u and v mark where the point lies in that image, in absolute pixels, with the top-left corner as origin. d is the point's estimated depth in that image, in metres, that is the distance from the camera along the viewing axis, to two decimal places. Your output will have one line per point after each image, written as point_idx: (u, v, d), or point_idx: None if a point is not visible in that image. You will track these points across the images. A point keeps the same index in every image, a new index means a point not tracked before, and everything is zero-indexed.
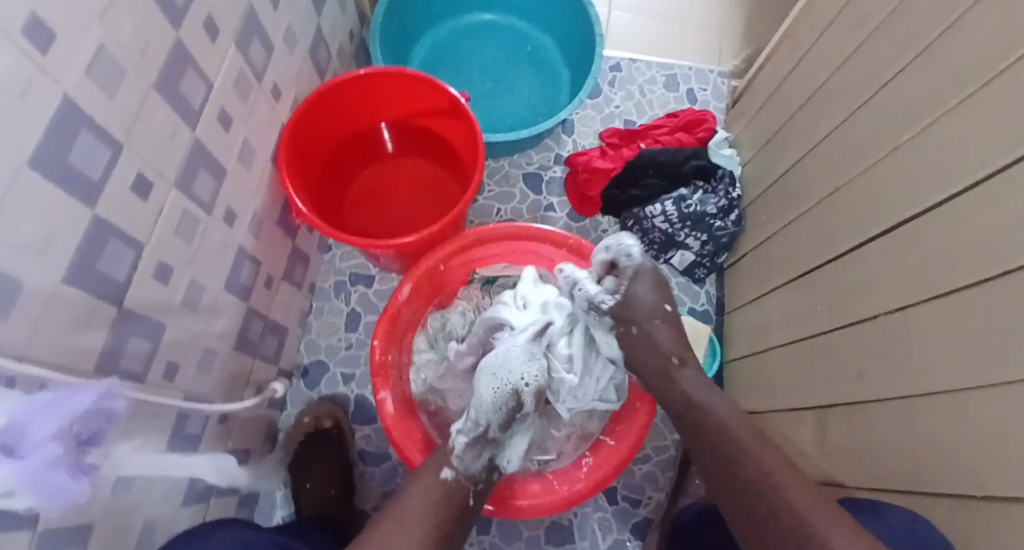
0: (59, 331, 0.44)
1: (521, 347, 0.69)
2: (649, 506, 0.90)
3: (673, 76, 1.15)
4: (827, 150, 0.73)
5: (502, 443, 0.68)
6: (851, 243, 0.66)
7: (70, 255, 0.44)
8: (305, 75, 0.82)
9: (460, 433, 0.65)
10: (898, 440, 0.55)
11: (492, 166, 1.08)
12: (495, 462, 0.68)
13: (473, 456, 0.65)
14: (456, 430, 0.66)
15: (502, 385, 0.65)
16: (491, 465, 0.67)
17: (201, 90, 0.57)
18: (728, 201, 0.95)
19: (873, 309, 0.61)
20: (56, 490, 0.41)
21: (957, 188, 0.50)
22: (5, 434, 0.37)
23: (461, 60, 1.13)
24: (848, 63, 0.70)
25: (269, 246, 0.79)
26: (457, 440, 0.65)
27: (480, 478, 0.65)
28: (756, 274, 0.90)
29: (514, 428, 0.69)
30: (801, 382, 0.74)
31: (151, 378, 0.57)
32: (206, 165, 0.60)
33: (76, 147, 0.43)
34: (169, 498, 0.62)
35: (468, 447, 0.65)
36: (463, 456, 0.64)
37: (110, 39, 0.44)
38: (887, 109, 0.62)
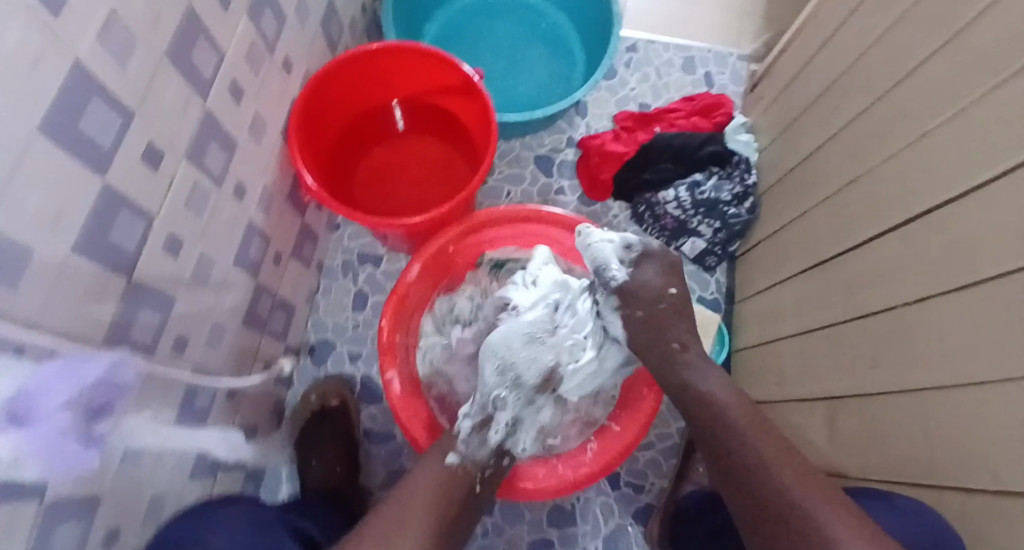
0: (71, 302, 0.43)
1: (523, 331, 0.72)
2: (652, 492, 0.90)
3: (690, 59, 1.13)
4: (851, 138, 0.71)
5: (511, 427, 0.70)
6: (871, 233, 0.65)
7: (81, 225, 0.43)
8: (317, 48, 0.80)
9: (466, 418, 0.68)
10: (911, 432, 0.55)
11: (503, 148, 1.07)
12: (507, 446, 0.70)
13: (478, 441, 0.66)
14: (463, 415, 0.69)
15: (506, 369, 0.70)
16: (502, 449, 0.69)
17: (212, 61, 0.56)
18: (743, 188, 0.94)
19: (891, 302, 0.60)
20: (63, 458, 0.41)
21: (985, 177, 0.49)
22: (18, 404, 0.37)
23: (474, 38, 1.11)
24: (875, 45, 0.68)
25: (279, 222, 0.78)
26: (460, 426, 0.67)
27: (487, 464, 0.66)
28: (770, 262, 0.89)
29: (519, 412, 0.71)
30: (813, 372, 0.73)
31: (161, 351, 0.56)
32: (216, 139, 0.59)
33: (87, 116, 0.42)
34: (178, 471, 0.62)
35: (472, 427, 0.67)
36: (468, 442, 0.66)
37: (122, 3, 0.43)
38: (914, 95, 0.60)
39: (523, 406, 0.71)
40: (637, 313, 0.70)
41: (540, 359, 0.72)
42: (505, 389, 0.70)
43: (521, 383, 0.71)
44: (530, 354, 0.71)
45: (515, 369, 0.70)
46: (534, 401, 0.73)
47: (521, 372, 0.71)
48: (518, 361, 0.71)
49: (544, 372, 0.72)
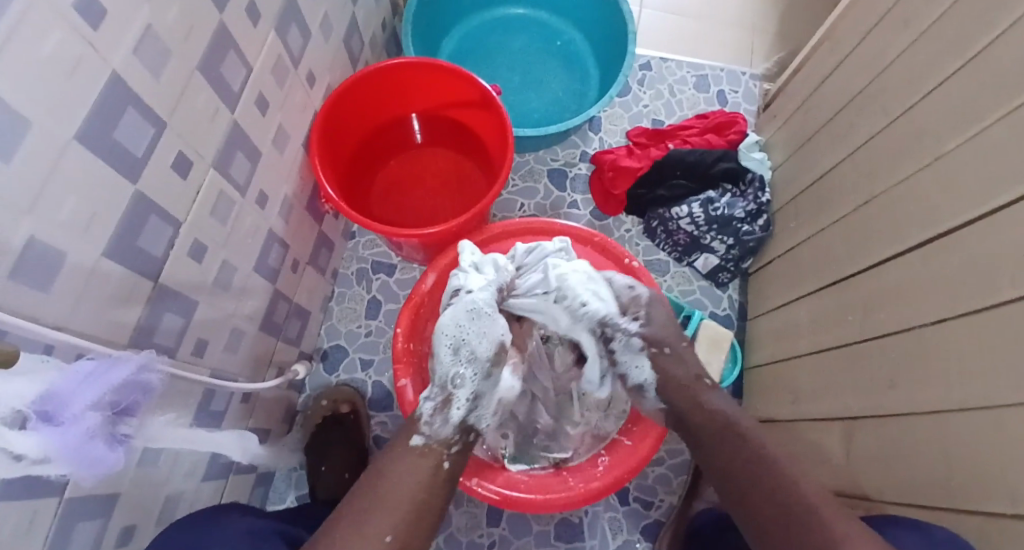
0: (99, 304, 0.45)
1: (468, 306, 0.68)
2: (661, 508, 0.90)
3: (703, 77, 1.14)
4: (866, 159, 0.71)
5: (472, 404, 0.65)
6: (886, 254, 0.65)
7: (111, 230, 0.45)
8: (339, 62, 0.83)
9: (428, 400, 0.65)
10: (929, 456, 0.54)
11: (518, 161, 1.08)
12: (471, 422, 0.66)
13: (443, 418, 0.63)
14: (425, 397, 0.65)
15: (459, 346, 0.66)
16: (466, 425, 0.65)
17: (240, 74, 0.58)
18: (757, 206, 0.94)
19: (907, 324, 0.60)
20: (89, 457, 0.42)
21: (1003, 201, 0.49)
22: (45, 402, 0.38)
23: (491, 53, 1.13)
24: (890, 69, 0.69)
25: (298, 230, 0.80)
26: (424, 408, 0.64)
27: (455, 440, 0.63)
28: (785, 280, 0.89)
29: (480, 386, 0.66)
30: (828, 391, 0.73)
31: (181, 353, 0.58)
32: (242, 149, 0.61)
33: (122, 125, 0.44)
34: (192, 473, 0.64)
35: (435, 405, 0.64)
36: (431, 423, 0.63)
37: (157, 19, 0.45)
38: (930, 117, 0.60)
39: (479, 378, 0.65)
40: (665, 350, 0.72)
41: (490, 331, 0.67)
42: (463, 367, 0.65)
43: (474, 355, 0.66)
44: (487, 329, 0.67)
45: (468, 345, 0.66)
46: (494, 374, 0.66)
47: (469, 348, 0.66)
48: (469, 337, 0.66)
49: (497, 344, 0.67)
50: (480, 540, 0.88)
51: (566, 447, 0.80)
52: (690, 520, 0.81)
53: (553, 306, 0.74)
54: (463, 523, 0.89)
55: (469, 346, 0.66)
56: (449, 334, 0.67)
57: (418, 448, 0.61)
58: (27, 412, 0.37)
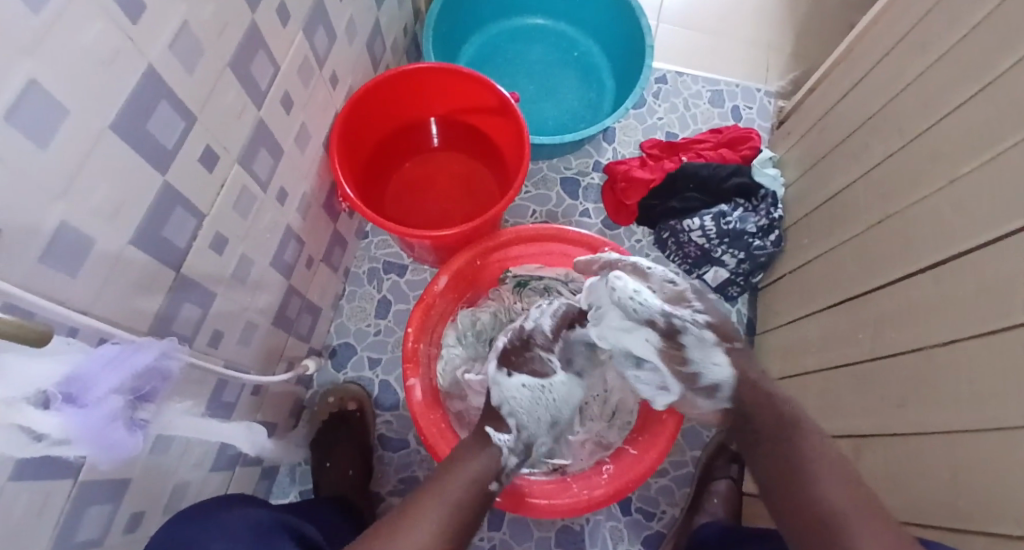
0: (122, 290, 0.46)
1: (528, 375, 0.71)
2: (663, 520, 0.90)
3: (718, 92, 1.15)
4: (880, 179, 0.72)
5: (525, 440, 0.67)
6: (897, 274, 0.65)
7: (138, 219, 0.46)
8: (362, 64, 0.84)
9: (505, 441, 0.64)
10: (937, 477, 0.54)
11: (532, 168, 1.09)
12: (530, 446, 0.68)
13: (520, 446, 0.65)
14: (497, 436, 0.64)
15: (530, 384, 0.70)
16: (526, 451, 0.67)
17: (268, 73, 0.59)
18: (769, 221, 0.94)
19: (918, 344, 0.60)
20: (111, 439, 0.42)
21: (1013, 227, 0.49)
22: (69, 384, 0.39)
23: (509, 61, 1.14)
24: (906, 91, 0.70)
25: (314, 227, 0.81)
26: (499, 433, 0.65)
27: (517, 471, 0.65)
28: (796, 296, 0.89)
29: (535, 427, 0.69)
30: (836, 407, 0.73)
31: (197, 343, 0.59)
32: (265, 145, 0.62)
33: (154, 117, 0.45)
34: (201, 463, 0.64)
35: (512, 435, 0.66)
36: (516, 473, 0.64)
37: (194, 16, 0.46)
38: (945, 141, 0.61)
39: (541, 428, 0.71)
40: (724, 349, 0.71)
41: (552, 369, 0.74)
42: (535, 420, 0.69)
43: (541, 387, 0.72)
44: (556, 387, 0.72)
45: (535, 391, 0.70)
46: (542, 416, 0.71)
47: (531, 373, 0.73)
48: (551, 400, 0.72)
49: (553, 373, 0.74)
50: (481, 544, 0.88)
51: (567, 454, 0.81)
52: (692, 531, 0.81)
53: (609, 307, 0.74)
54: None
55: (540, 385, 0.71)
56: (516, 378, 0.70)
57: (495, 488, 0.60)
58: (51, 393, 0.38)
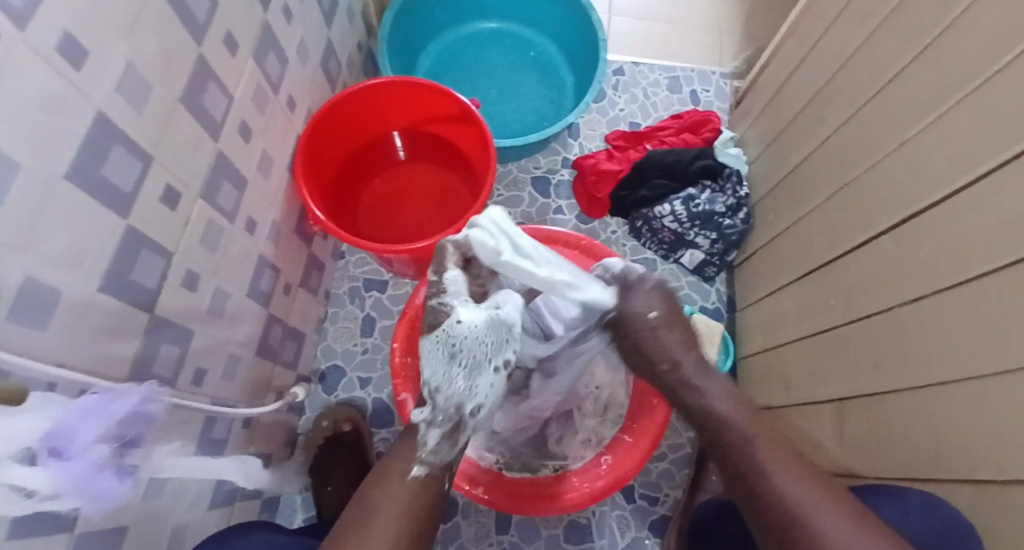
0: (96, 338, 0.45)
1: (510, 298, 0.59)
2: (667, 504, 0.91)
3: (675, 78, 1.16)
4: (835, 149, 0.74)
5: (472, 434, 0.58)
6: (859, 240, 0.67)
7: (105, 264, 0.46)
8: (318, 86, 0.84)
9: (431, 427, 0.55)
10: (915, 431, 0.57)
11: (501, 172, 1.10)
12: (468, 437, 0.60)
13: (450, 445, 0.55)
14: (425, 421, 0.55)
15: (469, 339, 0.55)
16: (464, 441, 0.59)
17: (222, 104, 0.59)
18: (736, 199, 0.96)
19: (885, 305, 0.62)
20: (97, 492, 0.40)
21: (965, 180, 0.51)
22: (53, 438, 0.38)
23: (467, 68, 1.15)
24: (851, 61, 0.72)
25: (288, 252, 0.81)
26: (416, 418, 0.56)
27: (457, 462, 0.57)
28: (766, 270, 0.91)
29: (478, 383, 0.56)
30: (819, 370, 0.74)
31: (179, 383, 0.58)
32: (228, 176, 0.62)
33: (108, 161, 0.44)
34: (197, 502, 0.63)
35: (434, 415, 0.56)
36: (438, 451, 0.54)
37: (138, 55, 0.46)
38: (891, 106, 0.63)
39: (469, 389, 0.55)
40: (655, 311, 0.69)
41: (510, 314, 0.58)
42: (439, 370, 0.55)
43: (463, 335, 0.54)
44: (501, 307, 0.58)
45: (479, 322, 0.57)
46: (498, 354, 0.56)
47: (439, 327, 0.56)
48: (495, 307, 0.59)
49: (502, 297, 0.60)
50: (490, 549, 0.88)
51: (567, 455, 0.80)
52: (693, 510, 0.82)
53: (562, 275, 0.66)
54: (472, 532, 0.89)
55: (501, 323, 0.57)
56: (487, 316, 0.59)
57: (421, 480, 0.53)
58: (37, 448, 0.37)
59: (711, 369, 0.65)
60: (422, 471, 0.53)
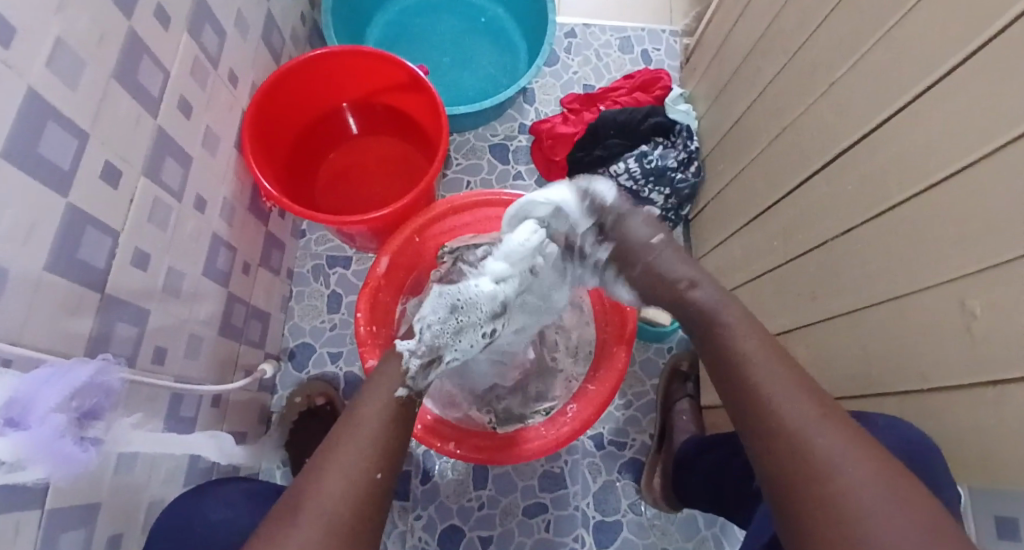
0: (50, 318, 0.45)
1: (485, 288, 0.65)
2: (635, 447, 0.95)
3: (627, 39, 1.17)
4: (773, 97, 0.76)
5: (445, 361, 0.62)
6: (795, 183, 0.70)
7: (52, 243, 0.46)
8: (260, 59, 0.82)
9: (412, 355, 0.59)
10: (849, 354, 0.60)
11: (458, 141, 1.10)
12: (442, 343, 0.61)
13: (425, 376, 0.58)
14: (408, 351, 0.59)
15: (455, 306, 0.62)
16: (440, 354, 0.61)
17: (159, 79, 0.58)
18: (687, 153, 0.99)
19: (818, 241, 0.65)
20: (65, 457, 0.43)
21: (886, 114, 0.54)
22: (10, 408, 0.39)
23: (417, 38, 1.14)
24: (784, 9, 0.74)
25: (243, 230, 0.80)
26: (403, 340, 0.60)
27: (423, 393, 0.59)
28: (717, 220, 0.94)
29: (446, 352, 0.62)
30: (764, 309, 0.78)
31: (140, 361, 0.58)
32: (172, 153, 0.61)
33: (46, 139, 0.44)
34: (173, 477, 0.64)
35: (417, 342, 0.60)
36: (416, 375, 0.57)
37: (68, 31, 0.45)
38: (820, 49, 0.65)
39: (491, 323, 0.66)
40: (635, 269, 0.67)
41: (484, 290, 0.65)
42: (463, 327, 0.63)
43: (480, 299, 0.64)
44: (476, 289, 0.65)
45: (462, 313, 0.63)
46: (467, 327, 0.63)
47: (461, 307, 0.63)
48: (467, 300, 0.63)
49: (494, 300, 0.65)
50: (469, 504, 0.91)
51: (552, 397, 0.85)
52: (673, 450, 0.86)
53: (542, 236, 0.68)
54: (451, 490, 0.92)
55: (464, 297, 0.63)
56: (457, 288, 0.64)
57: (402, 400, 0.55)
58: None
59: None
60: (404, 394, 0.56)
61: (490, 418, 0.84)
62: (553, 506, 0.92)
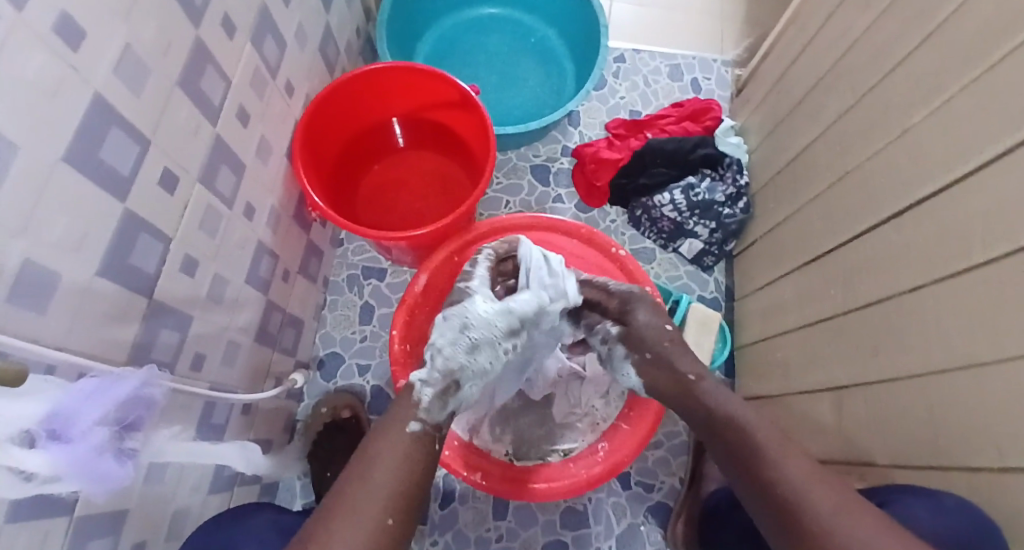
0: (95, 323, 0.45)
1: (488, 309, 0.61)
2: (663, 491, 0.92)
3: (677, 66, 1.16)
4: (837, 139, 0.73)
5: (472, 378, 0.59)
6: (859, 229, 0.67)
7: (105, 250, 0.45)
8: (316, 70, 0.83)
9: (426, 384, 0.56)
10: (915, 418, 0.57)
11: (501, 159, 1.09)
12: (457, 369, 0.57)
13: (441, 406, 0.56)
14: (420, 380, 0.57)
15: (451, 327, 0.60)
16: (455, 385, 0.58)
17: (220, 88, 0.58)
18: (736, 188, 0.96)
19: (886, 294, 0.62)
20: (102, 475, 0.42)
21: (967, 168, 0.51)
22: (54, 421, 0.39)
23: (466, 55, 1.14)
24: (853, 49, 0.72)
25: (286, 239, 0.80)
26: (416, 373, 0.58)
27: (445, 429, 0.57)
28: (767, 259, 0.91)
29: (481, 361, 0.60)
30: (816, 359, 0.75)
31: (179, 368, 0.58)
32: (226, 161, 0.62)
33: (107, 144, 0.44)
34: (198, 486, 0.64)
35: (433, 373, 0.57)
36: (431, 408, 0.55)
37: (136, 37, 0.45)
38: (894, 94, 0.63)
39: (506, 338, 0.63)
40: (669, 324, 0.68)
41: (472, 311, 0.61)
42: (458, 344, 0.58)
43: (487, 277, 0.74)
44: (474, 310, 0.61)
45: (469, 325, 0.60)
46: (478, 342, 0.59)
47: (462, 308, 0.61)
48: (467, 319, 0.60)
49: (493, 313, 0.62)
50: (488, 534, 0.89)
51: (576, 438, 0.81)
52: (703, 500, 0.82)
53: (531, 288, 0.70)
54: (470, 518, 0.90)
55: (467, 318, 0.60)
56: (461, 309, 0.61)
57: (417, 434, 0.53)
58: (36, 430, 0.38)
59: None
60: (418, 427, 0.54)
61: (507, 450, 0.81)
62: (574, 545, 0.89)
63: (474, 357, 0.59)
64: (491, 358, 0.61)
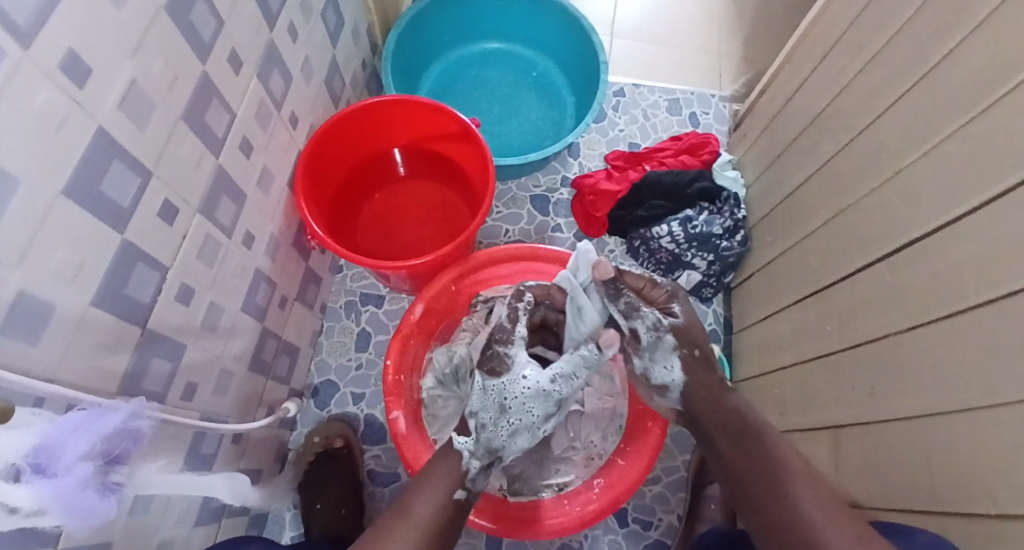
0: (87, 354, 0.45)
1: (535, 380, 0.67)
2: (660, 529, 0.90)
3: (675, 101, 1.17)
4: (831, 178, 0.74)
5: (512, 437, 0.66)
6: (854, 268, 0.67)
7: (100, 281, 0.45)
8: (320, 102, 0.84)
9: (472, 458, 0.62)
10: (911, 461, 0.56)
11: (501, 189, 1.10)
12: (498, 444, 0.65)
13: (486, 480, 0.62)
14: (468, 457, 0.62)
15: (499, 399, 0.65)
16: (496, 450, 0.65)
17: (224, 120, 0.59)
18: (734, 222, 0.97)
19: (881, 332, 0.62)
20: (86, 510, 0.42)
21: (959, 211, 0.52)
22: (40, 454, 0.39)
23: (469, 87, 1.16)
24: (847, 90, 0.73)
25: (284, 267, 0.81)
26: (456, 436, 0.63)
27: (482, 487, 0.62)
28: (763, 293, 0.91)
29: (525, 428, 0.67)
30: (813, 396, 0.74)
31: (169, 398, 0.57)
32: (227, 192, 0.62)
33: (108, 177, 0.44)
34: (184, 518, 0.62)
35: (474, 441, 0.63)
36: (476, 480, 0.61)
37: (143, 73, 0.46)
38: (888, 135, 0.64)
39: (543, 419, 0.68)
40: (696, 352, 0.67)
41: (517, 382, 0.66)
42: (488, 406, 0.65)
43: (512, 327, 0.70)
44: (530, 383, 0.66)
45: (512, 409, 0.65)
46: (510, 409, 0.65)
47: (496, 378, 0.66)
48: (512, 395, 0.65)
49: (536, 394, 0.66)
50: None
51: (568, 471, 0.81)
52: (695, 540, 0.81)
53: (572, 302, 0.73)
54: None
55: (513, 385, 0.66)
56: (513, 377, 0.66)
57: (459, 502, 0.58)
58: (21, 464, 0.37)
59: (709, 400, 0.65)
60: (463, 495, 0.59)
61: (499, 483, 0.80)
62: None
63: (514, 441, 0.66)
64: (524, 417, 0.66)
